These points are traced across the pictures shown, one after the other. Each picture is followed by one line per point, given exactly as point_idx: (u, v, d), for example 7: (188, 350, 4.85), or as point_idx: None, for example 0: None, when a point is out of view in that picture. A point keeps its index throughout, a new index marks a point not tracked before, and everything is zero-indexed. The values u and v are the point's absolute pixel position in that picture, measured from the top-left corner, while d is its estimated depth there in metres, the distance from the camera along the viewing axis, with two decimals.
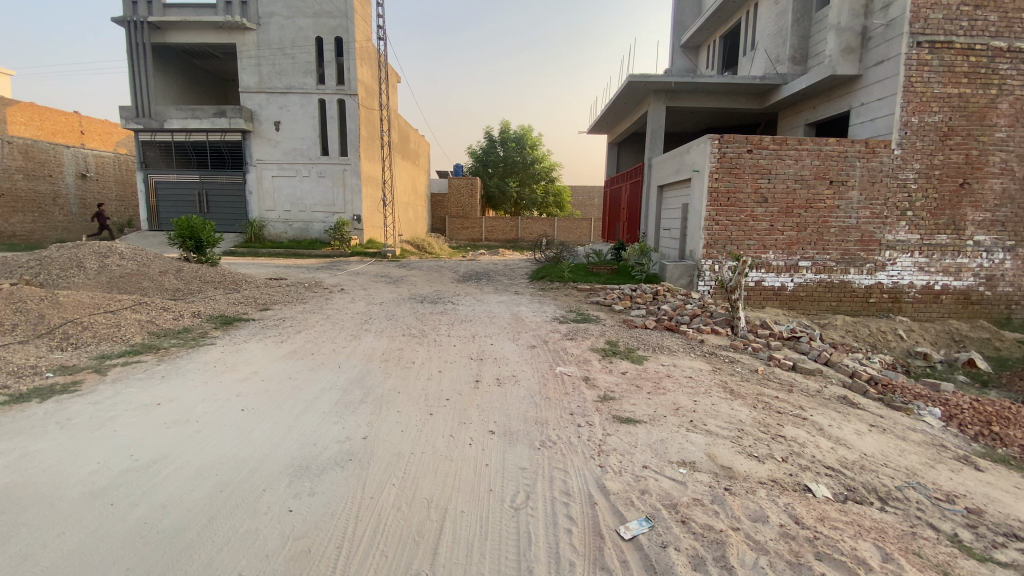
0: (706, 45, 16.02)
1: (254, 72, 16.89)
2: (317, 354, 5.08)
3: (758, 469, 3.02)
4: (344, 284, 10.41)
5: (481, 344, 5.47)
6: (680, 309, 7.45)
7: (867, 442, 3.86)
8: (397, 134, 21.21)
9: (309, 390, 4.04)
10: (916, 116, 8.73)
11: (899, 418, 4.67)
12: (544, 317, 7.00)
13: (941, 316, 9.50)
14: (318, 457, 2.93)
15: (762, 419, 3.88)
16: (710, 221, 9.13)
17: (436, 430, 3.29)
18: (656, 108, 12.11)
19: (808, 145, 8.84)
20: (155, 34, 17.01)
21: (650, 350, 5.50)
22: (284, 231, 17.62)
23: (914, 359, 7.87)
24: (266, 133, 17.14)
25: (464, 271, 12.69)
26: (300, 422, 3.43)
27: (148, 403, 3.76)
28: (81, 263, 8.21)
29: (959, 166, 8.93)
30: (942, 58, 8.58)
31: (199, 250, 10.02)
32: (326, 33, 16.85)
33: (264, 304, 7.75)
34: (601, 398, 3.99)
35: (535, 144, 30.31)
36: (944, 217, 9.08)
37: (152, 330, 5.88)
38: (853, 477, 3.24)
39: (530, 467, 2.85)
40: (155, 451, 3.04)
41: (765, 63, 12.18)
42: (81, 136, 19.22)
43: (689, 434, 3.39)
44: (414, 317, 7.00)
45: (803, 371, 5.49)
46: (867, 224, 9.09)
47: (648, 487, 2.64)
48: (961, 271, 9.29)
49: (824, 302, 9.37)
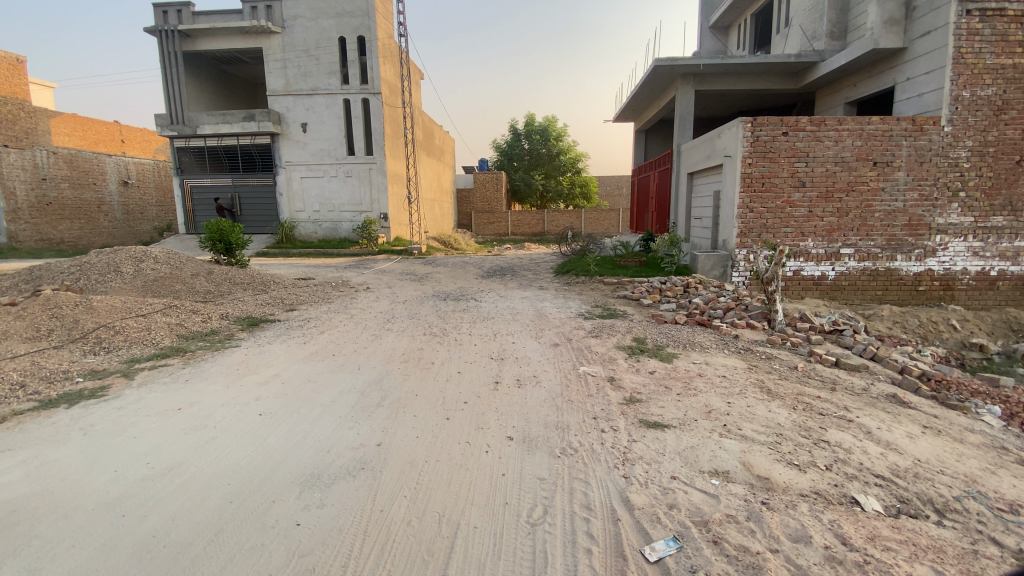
0: (736, 25, 15.35)
1: (280, 75, 17.14)
2: (338, 356, 5.03)
3: (799, 479, 2.78)
4: (370, 282, 10.43)
5: (503, 343, 5.33)
6: (713, 302, 7.12)
7: (920, 447, 3.53)
8: (421, 130, 21.22)
9: (326, 393, 3.98)
10: (967, 90, 8.09)
11: (955, 417, 4.28)
12: (568, 313, 6.79)
13: (997, 304, 8.84)
14: (331, 465, 2.85)
15: (802, 422, 3.61)
16: (744, 209, 8.72)
17: (453, 436, 3.16)
18: (684, 93, 11.67)
19: (848, 125, 8.32)
20: (185, 42, 17.46)
21: (681, 347, 5.25)
22: (314, 231, 17.89)
23: (969, 350, 7.34)
24: (293, 134, 17.39)
25: (489, 267, 12.57)
26: (316, 428, 3.36)
27: (168, 408, 3.76)
28: (118, 268, 8.45)
29: (1016, 142, 8.24)
30: (995, 26, 7.91)
31: (229, 252, 10.20)
32: (348, 33, 16.93)
33: (290, 304, 7.81)
34: (627, 400, 3.78)
35: (561, 135, 29.92)
36: (1000, 198, 8.41)
37: (181, 332, 5.96)
38: (905, 487, 2.95)
39: (550, 477, 2.69)
40: (170, 459, 3.01)
41: (800, 40, 11.55)
42: (121, 144, 21.87)
43: (722, 440, 3.16)
44: (437, 315, 6.91)
45: (847, 367, 5.13)
46: (915, 207, 8.50)
47: (676, 502, 2.44)
48: (1020, 255, 8.60)
49: (869, 292, 8.83)
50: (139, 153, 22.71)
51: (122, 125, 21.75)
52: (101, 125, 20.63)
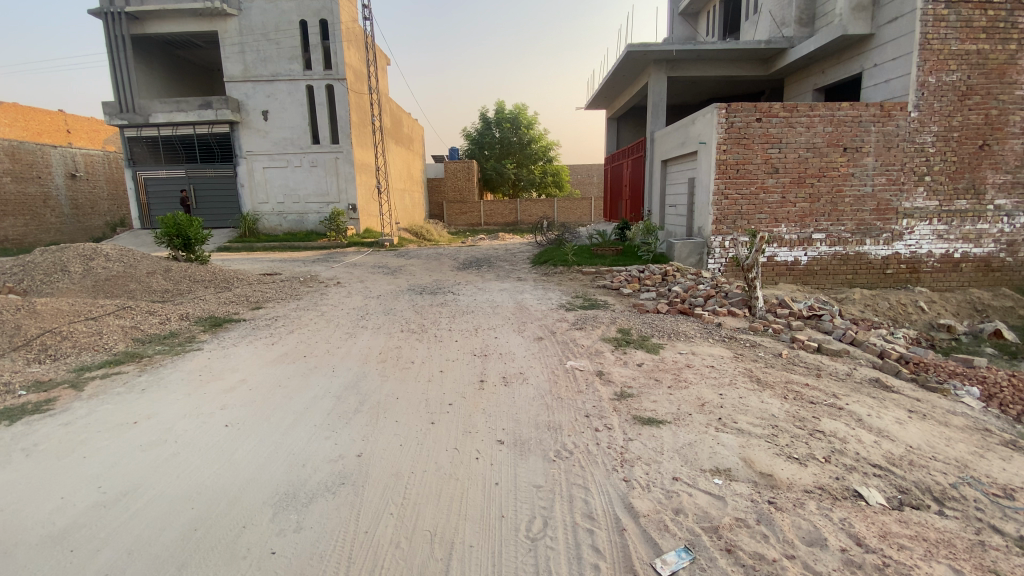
0: (705, 12, 15.36)
1: (238, 60, 16.31)
2: (310, 357, 4.73)
3: (802, 474, 2.69)
4: (340, 276, 10.05)
5: (485, 338, 5.12)
6: (693, 289, 7.06)
7: (910, 433, 3.52)
8: (389, 118, 20.58)
9: (299, 400, 3.71)
10: (933, 76, 8.23)
11: (937, 400, 4.32)
12: (549, 305, 6.63)
13: (960, 285, 9.12)
14: (307, 481, 2.61)
15: (796, 412, 3.54)
16: (719, 196, 8.71)
17: (439, 443, 2.96)
18: (657, 79, 11.56)
19: (820, 111, 8.37)
20: (133, 25, 16.43)
21: (666, 337, 5.15)
22: (278, 224, 17.21)
23: (937, 331, 7.54)
24: (254, 122, 16.60)
25: (465, 258, 12.30)
26: (289, 439, 3.10)
27: (122, 422, 3.41)
28: (65, 267, 7.87)
29: (978, 127, 8.45)
30: (960, 13, 8.04)
31: (188, 248, 9.63)
32: (309, 16, 16.22)
33: (256, 303, 7.39)
34: (619, 395, 3.64)
35: (531, 123, 29.66)
36: (963, 181, 8.63)
37: (136, 336, 5.53)
38: (903, 476, 2.91)
39: (547, 485, 2.51)
40: (126, 481, 2.72)
41: (770, 26, 11.58)
42: (67, 134, 20.33)
43: (720, 435, 3.05)
44: (413, 310, 6.65)
45: (829, 352, 5.12)
46: (884, 192, 8.65)
47: (682, 507, 2.31)
48: (982, 237, 8.87)
49: (840, 276, 8.98)
50: (87, 144, 21.35)
51: (68, 114, 20.37)
52: (43, 115, 19.27)
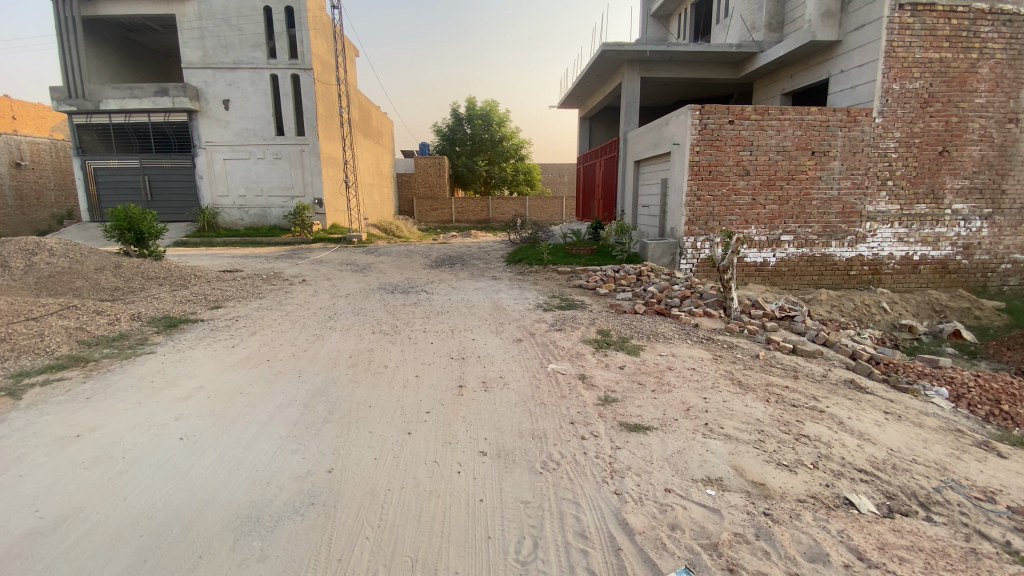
0: (677, 14, 15.50)
1: (197, 45, 15.52)
2: (274, 362, 4.43)
3: (794, 483, 2.63)
4: (307, 274, 9.65)
5: (461, 340, 4.93)
6: (668, 290, 7.03)
7: (890, 435, 3.53)
8: (357, 111, 20.02)
9: (261, 409, 3.44)
10: (897, 83, 8.49)
11: (909, 401, 4.37)
12: (526, 305, 6.50)
13: (919, 286, 9.46)
14: (272, 502, 2.39)
15: (780, 416, 3.50)
16: (692, 197, 8.75)
17: (417, 455, 2.77)
18: (630, 78, 11.55)
19: (790, 115, 8.51)
20: (83, 5, 15.45)
21: (645, 339, 5.07)
22: (239, 218, 16.48)
23: (899, 332, 7.77)
24: (214, 112, 15.84)
25: (437, 256, 12.04)
26: (250, 453, 2.84)
27: (62, 435, 3.07)
28: (5, 263, 7.28)
29: (939, 134, 8.77)
30: (924, 22, 8.32)
31: (141, 243, 9.05)
32: (275, 2, 15.59)
33: (215, 302, 6.97)
34: (602, 400, 3.52)
35: (503, 121, 29.49)
36: (923, 186, 8.94)
37: (82, 338, 5.09)
38: (889, 481, 2.89)
39: (534, 501, 2.38)
40: (66, 503, 2.42)
41: (741, 30, 11.74)
42: (13, 121, 18.96)
43: (708, 441, 2.96)
44: (385, 310, 6.38)
45: (804, 353, 5.14)
46: (849, 195, 8.87)
47: (678, 522, 2.23)
48: (940, 240, 9.22)
49: (806, 277, 9.17)
50: (34, 131, 19.96)
51: (12, 99, 19.00)
52: None
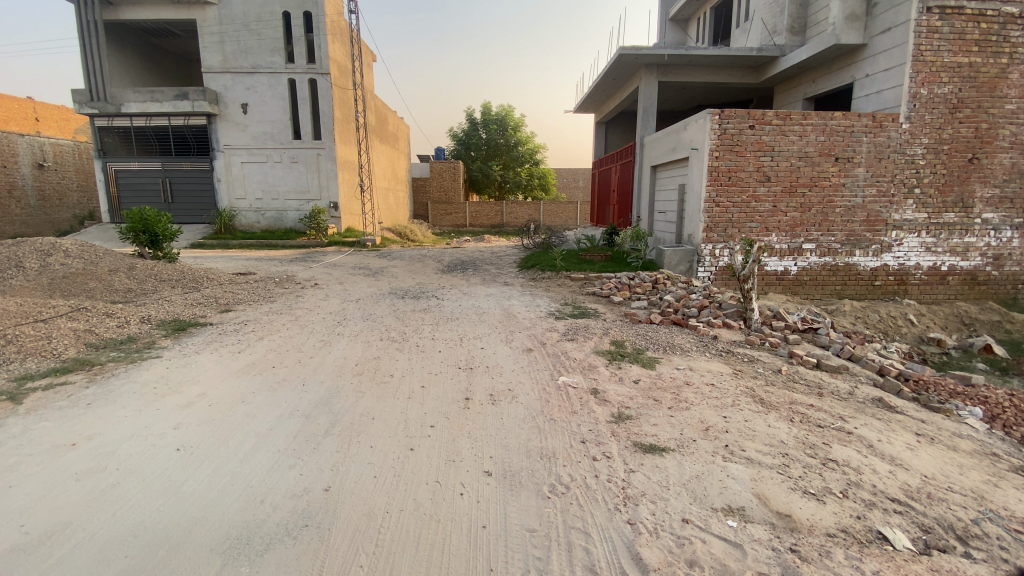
0: (695, 18, 15.28)
1: (217, 50, 15.71)
2: (279, 369, 4.34)
3: (822, 515, 2.44)
4: (319, 278, 9.62)
5: (470, 349, 4.80)
6: (685, 299, 6.83)
7: (923, 460, 3.30)
8: (373, 115, 20.09)
9: (261, 420, 3.33)
10: (925, 88, 8.18)
11: (942, 422, 4.11)
12: (538, 313, 6.34)
13: (946, 298, 9.09)
14: (264, 523, 2.26)
15: (804, 437, 3.30)
16: (710, 204, 8.53)
17: (418, 474, 2.63)
18: (648, 83, 11.35)
19: (813, 120, 8.24)
20: (107, 10, 15.75)
21: (661, 351, 4.87)
22: (256, 221, 16.60)
23: (927, 345, 7.46)
24: (232, 115, 16.01)
25: (450, 260, 11.96)
26: (246, 467, 2.74)
27: (58, 444, 2.99)
28: (20, 263, 7.37)
29: (968, 141, 8.43)
30: (953, 25, 8.02)
31: (155, 245, 9.09)
32: (293, 8, 15.73)
33: (225, 305, 6.95)
34: (616, 417, 3.35)
35: (518, 125, 29.44)
36: (952, 195, 8.60)
37: (90, 341, 5.07)
38: (925, 512, 2.68)
39: (541, 530, 2.23)
40: (54, 517, 2.33)
41: (761, 34, 11.49)
42: (36, 123, 19.37)
43: (728, 465, 2.78)
44: (394, 316, 6.27)
45: (828, 369, 4.90)
46: (874, 203, 8.56)
47: (696, 558, 2.07)
48: (969, 251, 8.86)
49: (829, 287, 8.88)
50: (57, 133, 20.39)
51: (37, 102, 19.43)
52: (11, 101, 18.32)
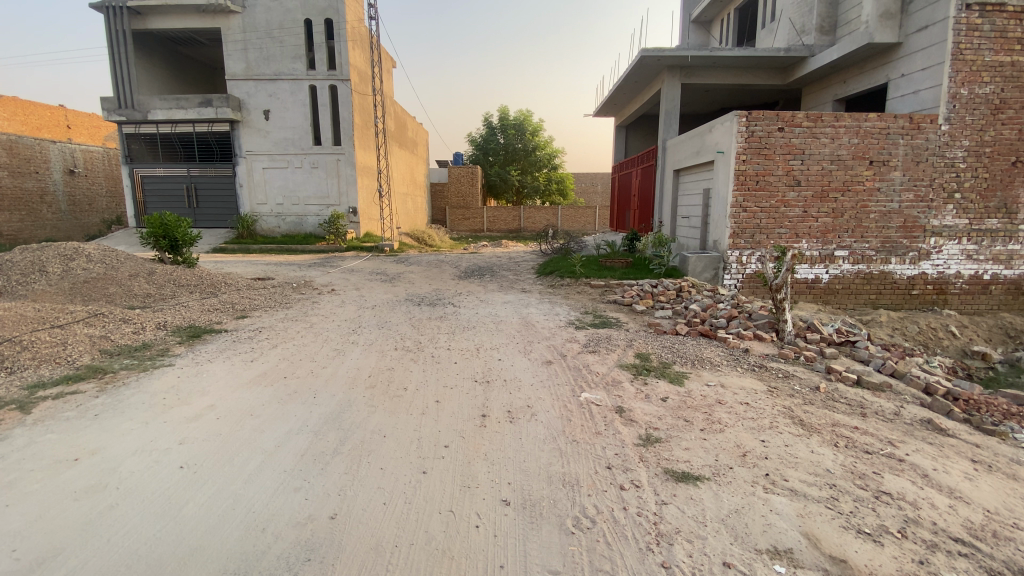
0: (719, 19, 14.95)
1: (240, 57, 15.90)
2: (291, 380, 4.20)
3: (881, 560, 2.18)
4: (336, 283, 9.54)
5: (487, 361, 4.60)
6: (712, 309, 6.52)
7: (984, 493, 2.98)
8: (392, 120, 20.15)
9: (269, 435, 3.18)
10: (966, 87, 7.75)
11: (999, 446, 3.74)
12: (557, 322, 6.12)
13: (990, 308, 8.60)
14: (263, 555, 2.09)
15: (852, 466, 3.01)
16: (737, 209, 8.21)
17: (431, 502, 2.44)
18: (670, 85, 11.07)
19: (846, 121, 7.88)
20: (135, 19, 16.10)
21: (689, 365, 4.60)
22: (277, 226, 16.74)
23: (971, 359, 7.05)
24: (254, 122, 16.16)
25: (467, 266, 11.80)
26: (250, 489, 2.58)
27: (60, 459, 2.88)
28: (44, 268, 7.46)
29: (1011, 143, 7.97)
30: (994, 22, 7.59)
31: (175, 249, 9.12)
32: (314, 15, 15.85)
33: (241, 311, 6.89)
34: (644, 439, 3.11)
35: (537, 130, 29.28)
36: (995, 200, 8.13)
37: (104, 348, 5.01)
38: (993, 555, 2.36)
39: (565, 572, 2.01)
40: (45, 542, 2.19)
41: (789, 33, 11.10)
42: (67, 130, 19.90)
43: (770, 498, 2.53)
44: (410, 325, 6.10)
45: (870, 386, 4.56)
46: (911, 209, 8.14)
47: None
48: (1013, 258, 8.36)
49: (863, 296, 8.47)
50: (87, 140, 20.87)
51: (68, 109, 19.93)
52: (44, 109, 18.85)
